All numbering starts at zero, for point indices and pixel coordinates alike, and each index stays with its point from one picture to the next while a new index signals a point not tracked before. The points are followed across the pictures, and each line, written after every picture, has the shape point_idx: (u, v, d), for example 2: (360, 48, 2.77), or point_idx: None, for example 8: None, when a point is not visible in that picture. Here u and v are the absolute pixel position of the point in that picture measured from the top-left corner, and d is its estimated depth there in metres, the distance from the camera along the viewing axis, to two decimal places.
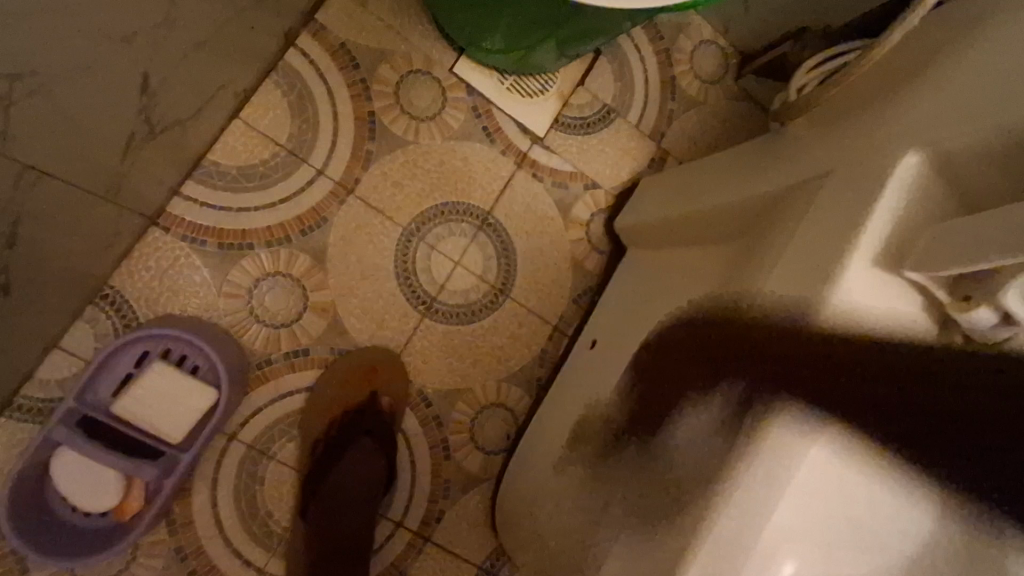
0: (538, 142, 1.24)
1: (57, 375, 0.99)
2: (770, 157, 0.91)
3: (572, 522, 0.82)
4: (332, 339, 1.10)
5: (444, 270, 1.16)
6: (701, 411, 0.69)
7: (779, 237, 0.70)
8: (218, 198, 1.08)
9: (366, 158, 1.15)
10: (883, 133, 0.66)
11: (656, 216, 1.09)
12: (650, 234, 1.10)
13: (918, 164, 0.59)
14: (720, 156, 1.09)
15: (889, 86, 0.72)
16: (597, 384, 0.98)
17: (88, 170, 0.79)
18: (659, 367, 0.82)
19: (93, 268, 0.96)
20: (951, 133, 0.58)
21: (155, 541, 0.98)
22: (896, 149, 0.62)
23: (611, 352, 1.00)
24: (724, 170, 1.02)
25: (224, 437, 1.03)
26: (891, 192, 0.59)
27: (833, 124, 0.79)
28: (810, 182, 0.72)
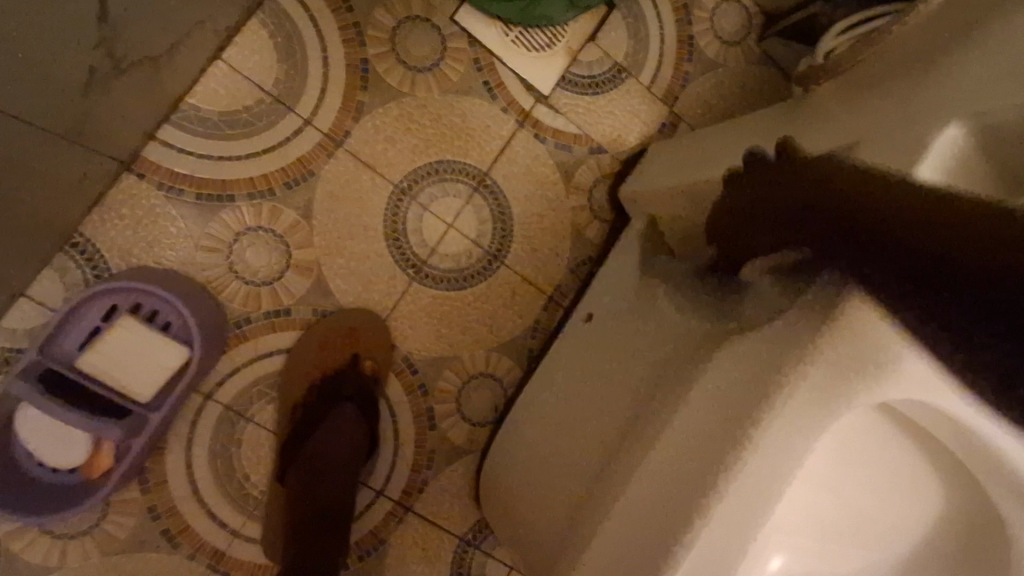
0: (542, 100, 1.16)
1: (25, 325, 0.95)
2: (793, 126, 0.83)
3: (557, 504, 0.78)
4: (315, 300, 1.05)
5: (436, 233, 1.10)
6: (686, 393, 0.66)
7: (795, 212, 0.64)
8: (196, 145, 1.02)
9: (358, 108, 1.08)
10: (924, 101, 0.59)
11: (664, 185, 1.02)
12: (657, 203, 1.04)
13: (957, 138, 0.53)
14: (735, 124, 1.02)
15: (933, 50, 0.64)
16: (592, 359, 0.93)
17: (45, 106, 0.73)
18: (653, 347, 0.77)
19: (61, 213, 0.91)
20: (1000, 103, 0.51)
21: (127, 499, 0.95)
22: (936, 119, 0.55)
23: (608, 327, 0.95)
24: (740, 140, 0.95)
25: (201, 394, 0.99)
26: (926, 170, 0.53)
27: (867, 92, 0.72)
28: (838, 152, 0.65)
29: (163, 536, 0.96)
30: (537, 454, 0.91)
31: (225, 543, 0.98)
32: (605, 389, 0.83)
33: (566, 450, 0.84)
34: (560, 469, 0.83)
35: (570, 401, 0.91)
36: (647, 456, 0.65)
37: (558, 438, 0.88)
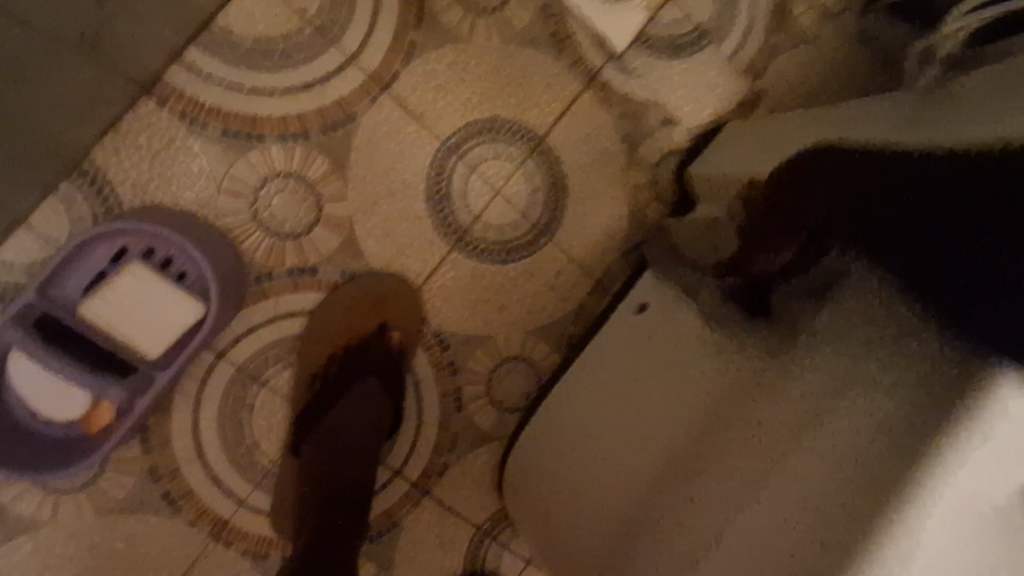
0: (613, 60, 1.03)
1: (24, 259, 0.85)
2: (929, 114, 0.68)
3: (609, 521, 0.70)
4: (343, 260, 0.95)
5: (481, 198, 0.99)
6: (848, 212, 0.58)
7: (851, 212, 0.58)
8: (226, 74, 0.90)
9: (409, 50, 0.96)
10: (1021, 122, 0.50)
11: (742, 167, 0.90)
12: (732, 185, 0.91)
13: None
14: (838, 109, 0.89)
15: None
16: (643, 360, 0.84)
17: (41, 7, 0.62)
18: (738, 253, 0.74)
19: (68, 138, 0.81)
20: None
21: (126, 457, 0.88)
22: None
23: (663, 323, 0.85)
24: (843, 126, 0.82)
25: (213, 353, 0.91)
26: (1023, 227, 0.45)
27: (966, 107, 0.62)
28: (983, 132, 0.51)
29: (163, 500, 0.89)
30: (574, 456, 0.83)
31: (229, 512, 0.90)
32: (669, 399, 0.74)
33: (616, 459, 0.76)
34: (609, 479, 0.75)
35: (617, 404, 0.82)
36: (747, 500, 0.57)
37: (602, 443, 0.79)
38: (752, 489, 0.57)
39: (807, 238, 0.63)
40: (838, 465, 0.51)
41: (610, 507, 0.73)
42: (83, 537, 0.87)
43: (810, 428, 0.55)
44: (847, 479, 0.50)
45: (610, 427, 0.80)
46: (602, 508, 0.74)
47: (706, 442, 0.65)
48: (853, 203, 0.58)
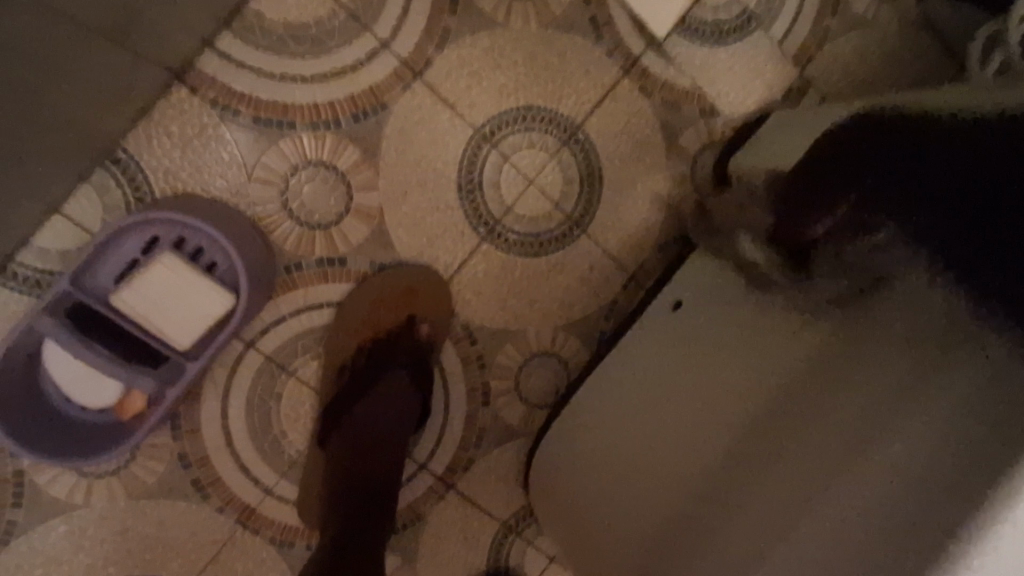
0: (653, 46, 0.99)
1: (59, 246, 0.86)
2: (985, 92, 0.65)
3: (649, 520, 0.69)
4: (373, 250, 0.93)
5: (514, 189, 0.96)
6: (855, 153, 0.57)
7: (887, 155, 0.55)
8: (258, 60, 0.89)
9: (442, 35, 0.93)
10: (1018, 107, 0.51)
11: (793, 150, 0.85)
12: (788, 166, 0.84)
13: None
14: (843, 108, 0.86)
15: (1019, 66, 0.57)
16: (675, 360, 0.80)
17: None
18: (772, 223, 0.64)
19: (99, 125, 0.80)
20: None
21: (158, 443, 0.88)
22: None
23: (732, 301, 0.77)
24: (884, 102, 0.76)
25: (242, 342, 0.90)
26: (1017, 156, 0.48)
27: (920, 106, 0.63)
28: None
29: (192, 486, 0.89)
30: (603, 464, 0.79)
31: (256, 500, 0.91)
32: (709, 407, 0.69)
33: (651, 468, 0.72)
34: (646, 484, 0.72)
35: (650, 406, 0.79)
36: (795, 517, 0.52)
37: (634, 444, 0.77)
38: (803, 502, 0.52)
39: (836, 199, 0.57)
40: (880, 501, 0.46)
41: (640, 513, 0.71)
42: (116, 521, 0.88)
43: (865, 452, 0.49)
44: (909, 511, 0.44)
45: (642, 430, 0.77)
46: (640, 512, 0.71)
47: (747, 454, 0.61)
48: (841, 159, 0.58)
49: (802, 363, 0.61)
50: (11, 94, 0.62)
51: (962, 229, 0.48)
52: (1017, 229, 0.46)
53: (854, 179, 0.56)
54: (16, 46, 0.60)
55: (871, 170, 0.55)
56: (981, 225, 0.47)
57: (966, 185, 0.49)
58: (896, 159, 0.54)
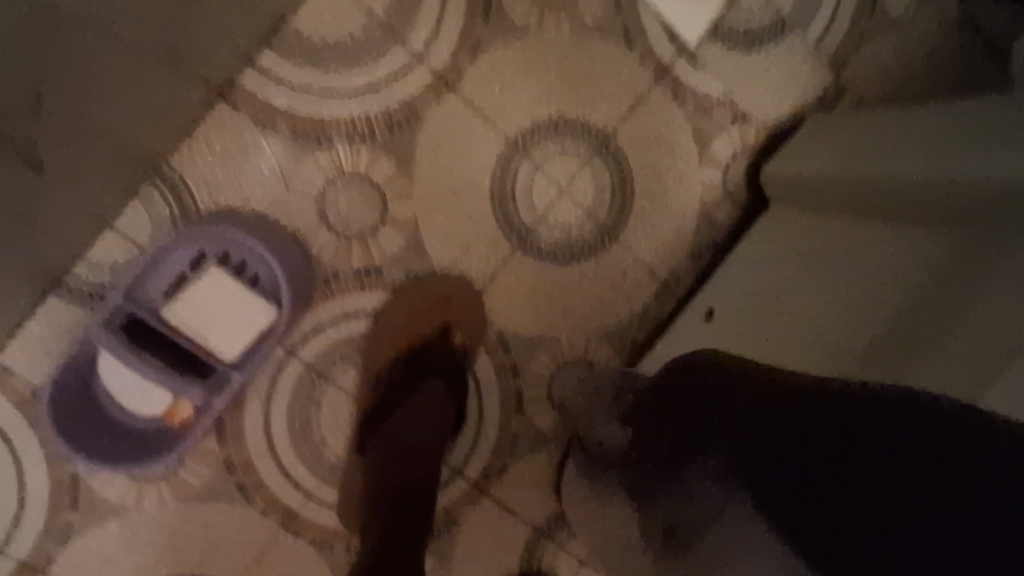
0: (686, 52, 0.99)
1: (109, 259, 0.89)
2: (965, 234, 0.63)
3: None
4: (408, 260, 0.95)
5: (546, 199, 0.97)
6: (745, 411, 0.58)
7: (758, 397, 0.58)
8: (296, 75, 0.91)
9: (476, 46, 0.94)
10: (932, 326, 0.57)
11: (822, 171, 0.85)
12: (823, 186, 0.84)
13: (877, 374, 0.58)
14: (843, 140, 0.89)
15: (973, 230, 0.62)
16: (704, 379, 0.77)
17: (127, 16, 0.63)
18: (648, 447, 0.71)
19: (149, 140, 0.83)
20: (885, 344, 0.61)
21: (203, 448, 0.92)
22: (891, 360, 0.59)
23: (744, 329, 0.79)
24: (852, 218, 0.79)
25: (283, 350, 0.93)
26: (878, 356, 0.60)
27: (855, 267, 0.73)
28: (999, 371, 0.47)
29: (237, 489, 0.92)
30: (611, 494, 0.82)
31: (297, 504, 0.93)
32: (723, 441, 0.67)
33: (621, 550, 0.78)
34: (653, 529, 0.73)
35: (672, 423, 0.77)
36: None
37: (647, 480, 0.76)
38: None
39: (736, 472, 0.55)
40: None
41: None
42: (165, 522, 0.92)
43: None
44: None
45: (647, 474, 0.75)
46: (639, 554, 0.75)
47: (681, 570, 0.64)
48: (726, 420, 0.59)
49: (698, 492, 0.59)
50: (66, 116, 0.66)
51: (859, 542, 0.45)
52: (963, 547, 0.41)
53: (774, 490, 0.51)
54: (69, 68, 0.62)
55: (761, 470, 0.53)
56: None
57: (864, 486, 0.46)
58: (795, 443, 0.51)
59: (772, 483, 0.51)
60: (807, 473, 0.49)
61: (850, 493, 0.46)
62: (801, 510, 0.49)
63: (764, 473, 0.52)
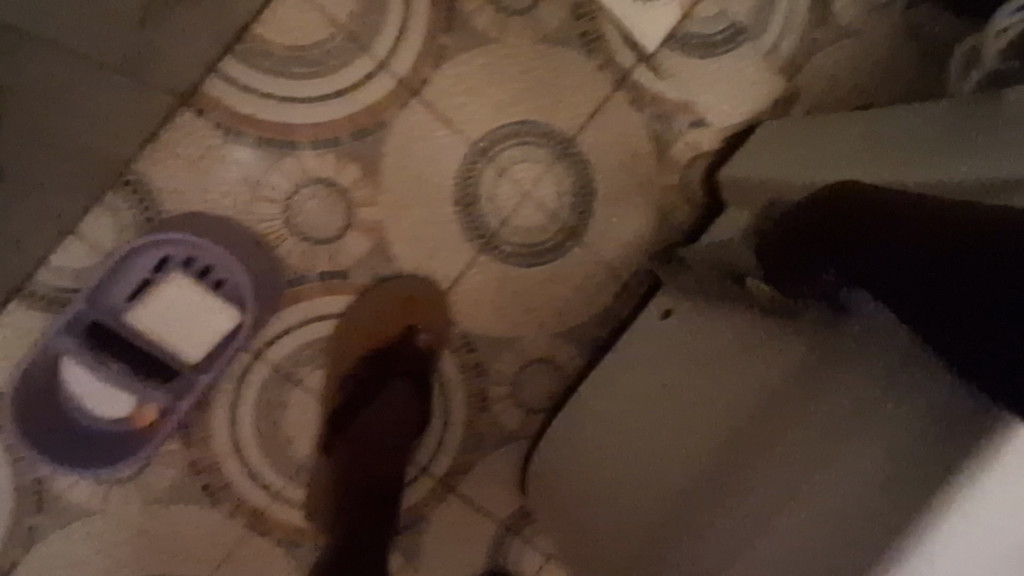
0: (645, 60, 1.02)
1: (74, 265, 0.89)
2: (985, 133, 0.68)
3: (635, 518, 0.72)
4: (374, 263, 0.97)
5: (510, 202, 0.99)
6: (863, 205, 0.50)
7: (866, 199, 0.50)
8: (261, 82, 0.92)
9: (439, 54, 0.96)
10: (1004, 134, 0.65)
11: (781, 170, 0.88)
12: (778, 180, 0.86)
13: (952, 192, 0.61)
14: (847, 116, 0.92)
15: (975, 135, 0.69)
16: (702, 345, 0.80)
17: (83, 29, 0.64)
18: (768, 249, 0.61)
19: (113, 147, 0.84)
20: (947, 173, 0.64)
21: (170, 450, 0.93)
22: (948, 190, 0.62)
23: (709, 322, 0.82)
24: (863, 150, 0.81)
25: (249, 353, 0.94)
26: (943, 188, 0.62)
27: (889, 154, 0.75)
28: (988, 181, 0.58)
29: (204, 491, 0.93)
30: (608, 451, 0.83)
31: (264, 504, 0.95)
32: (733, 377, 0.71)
33: (613, 493, 0.77)
34: (653, 471, 0.74)
35: (677, 382, 0.80)
36: (806, 476, 0.55)
37: (651, 433, 0.78)
38: (811, 467, 0.55)
39: (813, 264, 0.53)
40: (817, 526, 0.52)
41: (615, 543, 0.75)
42: (132, 525, 0.92)
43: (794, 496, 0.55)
44: (853, 511, 0.50)
45: (666, 414, 0.78)
46: (644, 495, 0.73)
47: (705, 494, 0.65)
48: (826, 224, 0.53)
49: (752, 401, 0.65)
50: (28, 128, 0.67)
51: (915, 313, 0.43)
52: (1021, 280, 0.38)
53: (849, 238, 0.49)
54: (33, 85, 0.64)
55: (865, 256, 0.46)
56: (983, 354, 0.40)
57: (959, 275, 0.40)
58: (871, 231, 0.47)
59: (863, 249, 0.47)
60: (877, 231, 0.47)
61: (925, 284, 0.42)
62: (889, 297, 0.44)
63: (845, 251, 0.48)
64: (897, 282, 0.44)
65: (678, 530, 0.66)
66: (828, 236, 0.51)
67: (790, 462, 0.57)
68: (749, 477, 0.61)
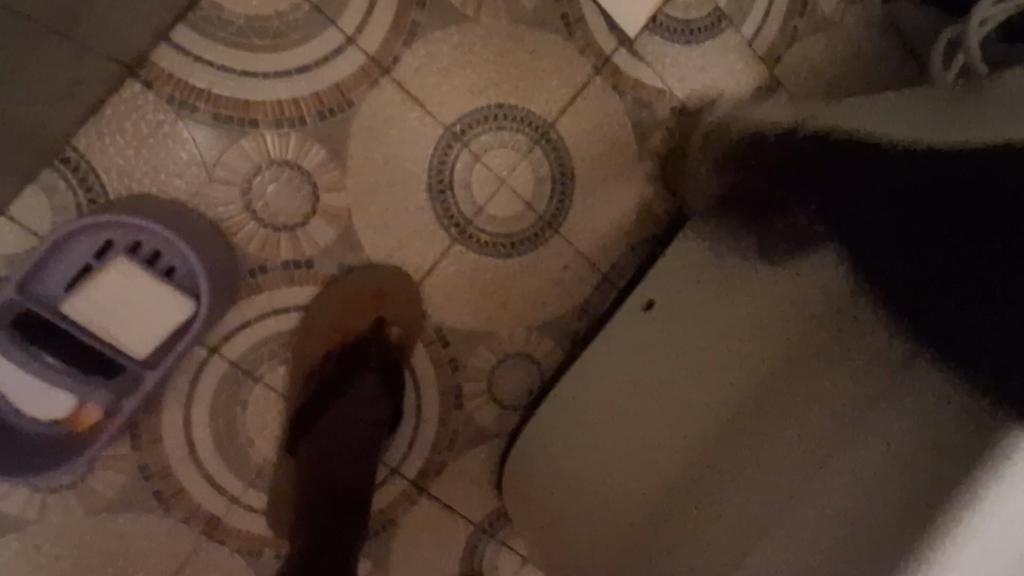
0: (625, 45, 0.98)
1: (5, 250, 0.82)
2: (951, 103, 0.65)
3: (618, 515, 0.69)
4: (342, 252, 0.91)
5: (486, 189, 0.95)
6: (881, 172, 0.59)
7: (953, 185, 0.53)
8: (217, 55, 0.85)
9: (410, 30, 0.91)
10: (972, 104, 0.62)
11: (763, 120, 0.81)
12: (744, 141, 0.81)
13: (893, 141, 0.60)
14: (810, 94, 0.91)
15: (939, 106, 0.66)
16: (684, 331, 0.77)
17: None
18: (763, 204, 0.72)
19: (50, 121, 0.76)
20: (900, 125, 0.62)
21: (116, 454, 0.85)
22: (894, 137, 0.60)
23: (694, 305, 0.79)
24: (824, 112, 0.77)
25: (206, 347, 0.87)
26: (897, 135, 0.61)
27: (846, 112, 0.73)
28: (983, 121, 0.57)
29: (154, 498, 0.86)
30: (595, 440, 0.79)
31: (222, 510, 0.88)
32: (727, 361, 0.68)
33: (608, 480, 0.74)
34: (647, 460, 0.71)
35: (647, 380, 0.78)
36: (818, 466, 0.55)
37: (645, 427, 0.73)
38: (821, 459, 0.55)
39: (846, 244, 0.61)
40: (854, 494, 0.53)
41: (611, 523, 0.71)
42: (72, 535, 0.85)
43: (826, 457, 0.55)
44: (897, 463, 0.51)
45: (650, 382, 0.77)
46: (638, 473, 0.71)
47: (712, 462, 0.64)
48: (868, 172, 0.60)
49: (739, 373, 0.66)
50: None
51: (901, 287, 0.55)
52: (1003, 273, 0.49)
53: (891, 199, 0.57)
54: None
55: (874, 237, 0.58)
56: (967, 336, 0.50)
57: (936, 233, 0.53)
58: (940, 230, 0.53)
59: (880, 233, 0.57)
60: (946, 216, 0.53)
61: (914, 254, 0.55)
62: (886, 270, 0.56)
63: (887, 242, 0.57)
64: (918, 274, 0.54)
65: (682, 518, 0.64)
66: (861, 206, 0.59)
67: (818, 435, 0.56)
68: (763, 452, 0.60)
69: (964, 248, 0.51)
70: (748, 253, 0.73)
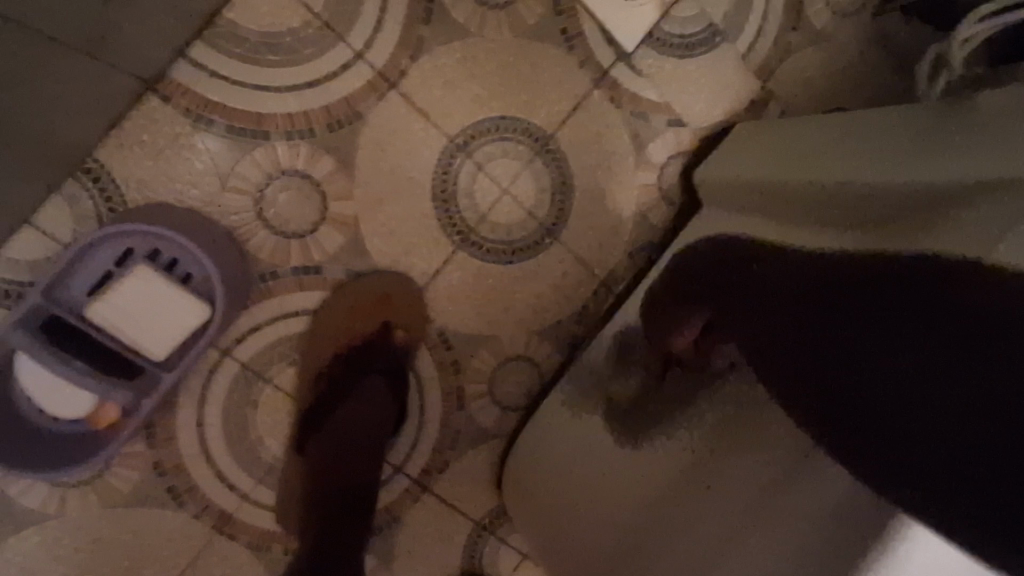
0: (624, 59, 1.02)
1: (29, 256, 0.85)
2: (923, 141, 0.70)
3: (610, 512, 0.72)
4: (349, 258, 0.94)
5: (488, 198, 0.98)
6: (809, 278, 0.55)
7: (878, 299, 0.47)
8: (232, 69, 0.89)
9: (417, 45, 0.94)
10: (942, 141, 0.67)
11: (752, 178, 0.87)
12: (743, 195, 0.88)
13: (864, 224, 0.63)
14: (797, 121, 0.95)
15: (911, 147, 0.70)
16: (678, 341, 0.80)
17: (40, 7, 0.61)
18: (705, 280, 0.75)
19: (73, 133, 0.80)
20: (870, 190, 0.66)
21: (132, 451, 0.89)
22: (864, 218, 0.64)
23: None
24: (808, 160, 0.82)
25: (218, 349, 0.91)
26: (870, 211, 0.65)
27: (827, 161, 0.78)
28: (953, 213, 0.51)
29: (168, 493, 0.90)
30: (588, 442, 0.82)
31: (233, 506, 0.91)
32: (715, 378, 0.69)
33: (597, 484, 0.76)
34: (634, 467, 0.72)
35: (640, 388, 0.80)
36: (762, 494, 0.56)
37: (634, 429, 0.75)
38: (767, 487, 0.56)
39: (762, 352, 0.56)
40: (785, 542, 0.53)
41: (600, 526, 0.73)
42: (90, 528, 0.88)
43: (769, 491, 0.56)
44: (832, 507, 0.50)
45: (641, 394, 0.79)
46: (626, 477, 0.73)
47: (692, 474, 0.65)
48: (798, 292, 0.54)
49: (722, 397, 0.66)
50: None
51: (824, 408, 0.49)
52: (958, 403, 0.40)
53: (809, 320, 0.51)
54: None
55: (797, 340, 0.52)
56: (910, 453, 0.43)
57: (844, 363, 0.47)
58: (871, 362, 0.45)
59: (796, 345, 0.51)
60: (864, 337, 0.46)
61: (843, 386, 0.47)
62: (812, 398, 0.50)
63: (805, 358, 0.51)
64: (851, 414, 0.47)
65: (659, 522, 0.65)
66: (774, 325, 0.55)
67: (784, 457, 0.56)
68: (735, 473, 0.60)
69: (899, 390, 0.43)
70: (692, 295, 0.76)
